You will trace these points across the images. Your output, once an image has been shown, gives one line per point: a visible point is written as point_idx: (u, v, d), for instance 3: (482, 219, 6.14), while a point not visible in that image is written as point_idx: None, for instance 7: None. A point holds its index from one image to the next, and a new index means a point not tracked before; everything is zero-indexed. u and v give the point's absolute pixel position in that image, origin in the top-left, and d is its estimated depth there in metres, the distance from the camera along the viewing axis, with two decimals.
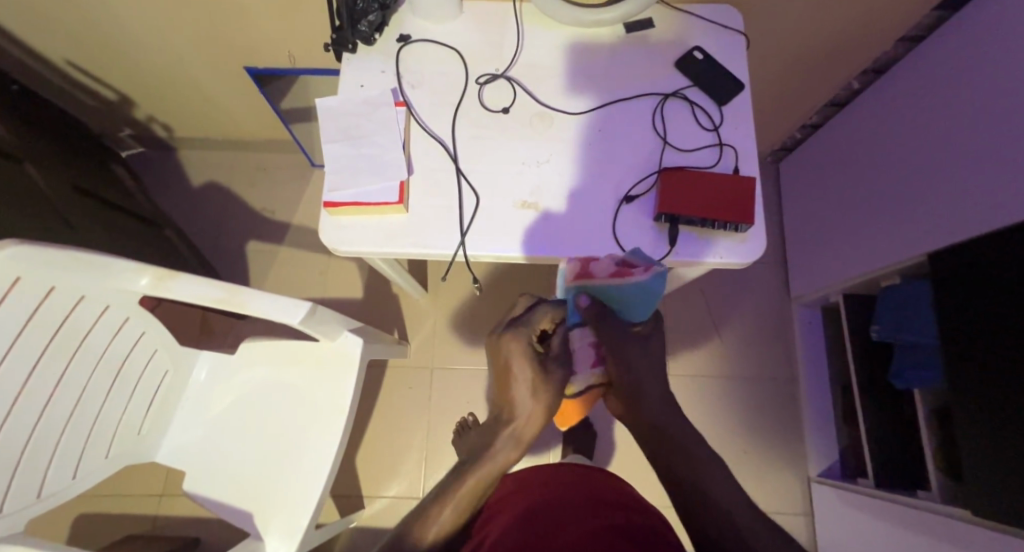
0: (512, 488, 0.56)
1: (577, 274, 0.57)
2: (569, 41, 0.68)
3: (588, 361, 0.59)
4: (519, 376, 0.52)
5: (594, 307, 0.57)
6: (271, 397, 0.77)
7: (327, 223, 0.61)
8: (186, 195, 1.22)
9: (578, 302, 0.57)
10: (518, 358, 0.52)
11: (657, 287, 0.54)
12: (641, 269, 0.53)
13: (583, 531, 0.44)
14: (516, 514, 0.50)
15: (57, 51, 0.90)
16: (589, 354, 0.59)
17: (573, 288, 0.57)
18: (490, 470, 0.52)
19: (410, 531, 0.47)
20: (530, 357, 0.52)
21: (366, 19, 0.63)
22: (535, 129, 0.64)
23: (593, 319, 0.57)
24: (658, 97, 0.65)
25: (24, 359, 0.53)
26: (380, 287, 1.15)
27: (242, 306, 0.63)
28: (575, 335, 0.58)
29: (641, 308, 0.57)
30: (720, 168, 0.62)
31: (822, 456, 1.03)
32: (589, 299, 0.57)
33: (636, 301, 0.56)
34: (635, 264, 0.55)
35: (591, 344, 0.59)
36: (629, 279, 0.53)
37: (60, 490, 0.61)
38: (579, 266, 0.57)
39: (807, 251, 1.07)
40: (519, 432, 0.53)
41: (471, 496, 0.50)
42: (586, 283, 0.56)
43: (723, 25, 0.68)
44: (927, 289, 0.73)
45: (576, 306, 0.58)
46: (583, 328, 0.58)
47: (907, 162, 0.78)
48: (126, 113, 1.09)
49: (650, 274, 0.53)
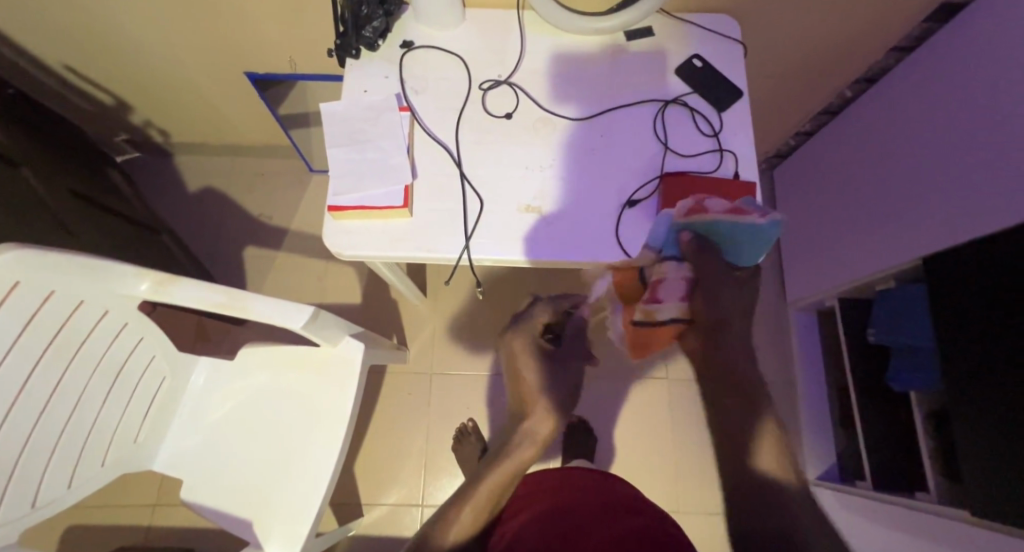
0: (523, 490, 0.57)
1: (690, 209, 0.56)
2: (571, 49, 0.69)
3: (675, 294, 0.58)
4: (525, 369, 0.59)
5: (697, 242, 0.57)
6: (271, 403, 0.76)
7: (330, 227, 0.61)
8: (182, 201, 1.21)
9: (681, 236, 0.57)
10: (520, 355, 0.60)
11: (772, 232, 0.55)
12: (761, 214, 0.55)
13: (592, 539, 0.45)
14: (523, 518, 0.51)
15: (55, 56, 0.89)
16: (682, 287, 0.57)
17: (681, 223, 0.56)
18: (507, 468, 0.52)
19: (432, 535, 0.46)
20: (532, 351, 0.60)
21: (370, 25, 0.64)
22: (538, 134, 0.65)
23: (694, 254, 0.57)
24: (659, 104, 0.66)
25: (20, 364, 0.52)
26: (379, 292, 1.14)
27: (243, 310, 0.62)
28: (668, 266, 0.58)
29: (749, 251, 0.58)
30: (720, 173, 0.63)
31: (820, 459, 1.03)
32: (694, 236, 0.57)
33: (743, 244, 0.57)
34: (748, 208, 0.56)
35: (684, 278, 0.57)
36: (747, 217, 0.55)
37: (56, 499, 0.59)
38: (690, 203, 0.56)
39: (802, 256, 1.08)
40: (535, 428, 0.54)
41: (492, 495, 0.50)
42: (697, 216, 0.56)
43: (721, 34, 0.70)
44: (920, 293, 0.74)
45: (676, 240, 0.58)
46: (682, 264, 0.58)
47: (900, 169, 0.79)
48: (123, 118, 1.08)
49: (769, 218, 0.54)
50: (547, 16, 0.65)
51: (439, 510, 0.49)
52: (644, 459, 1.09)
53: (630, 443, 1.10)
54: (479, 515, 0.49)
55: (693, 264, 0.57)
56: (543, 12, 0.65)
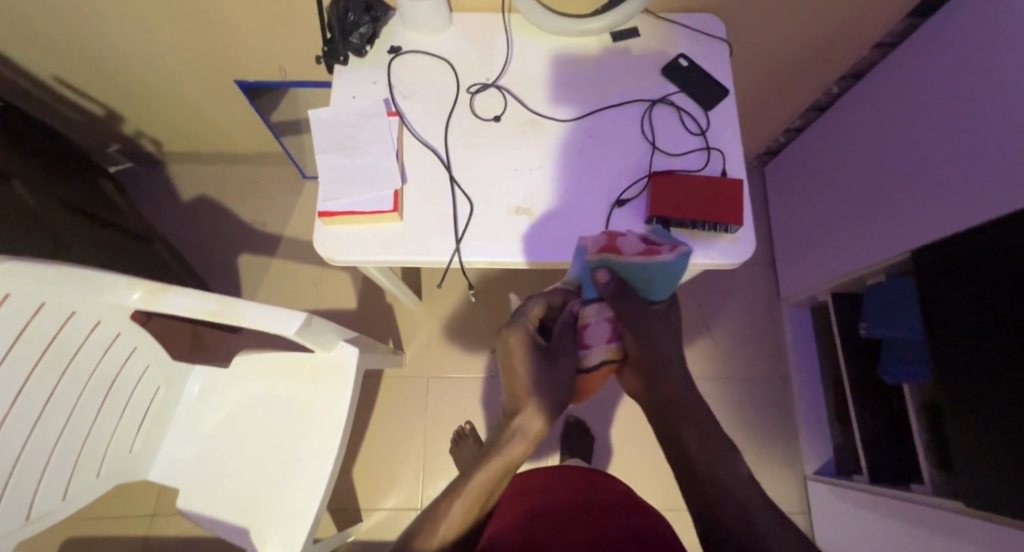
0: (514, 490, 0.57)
1: (602, 248, 0.53)
2: (558, 51, 0.69)
3: (603, 338, 0.58)
4: (519, 366, 0.54)
5: (614, 283, 0.55)
6: (267, 410, 0.76)
7: (322, 233, 0.61)
8: (175, 210, 1.21)
9: (598, 277, 0.54)
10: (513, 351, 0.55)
11: (682, 266, 0.53)
12: (670, 249, 0.52)
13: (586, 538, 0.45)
14: (515, 518, 0.51)
15: (45, 68, 0.89)
16: (606, 328, 0.58)
17: (595, 262, 0.54)
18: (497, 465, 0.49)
19: (418, 536, 0.46)
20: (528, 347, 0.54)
21: (357, 31, 0.64)
22: (527, 136, 0.66)
23: (612, 296, 0.55)
24: (646, 103, 0.67)
25: (12, 377, 0.53)
26: (374, 297, 1.14)
27: (236, 317, 0.63)
28: (592, 310, 0.57)
29: (662, 287, 0.56)
30: (708, 170, 0.64)
31: (817, 454, 1.03)
32: (612, 275, 0.55)
33: (657, 280, 0.55)
34: (660, 242, 0.54)
35: (607, 318, 0.57)
36: (657, 257, 0.53)
37: (51, 511, 0.59)
38: (605, 239, 0.54)
39: (795, 252, 1.09)
40: (526, 426, 0.51)
41: (481, 495, 0.48)
42: (611, 258, 0.53)
43: (706, 33, 0.70)
44: (910, 286, 0.75)
45: (594, 282, 0.55)
46: (601, 303, 0.57)
47: (887, 163, 0.80)
48: (115, 129, 1.08)
49: (677, 254, 0.52)
50: (533, 18, 0.66)
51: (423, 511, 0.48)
52: (642, 457, 1.09)
53: (628, 442, 1.10)
54: (467, 515, 0.47)
55: (613, 306, 0.56)
56: (529, 15, 0.65)
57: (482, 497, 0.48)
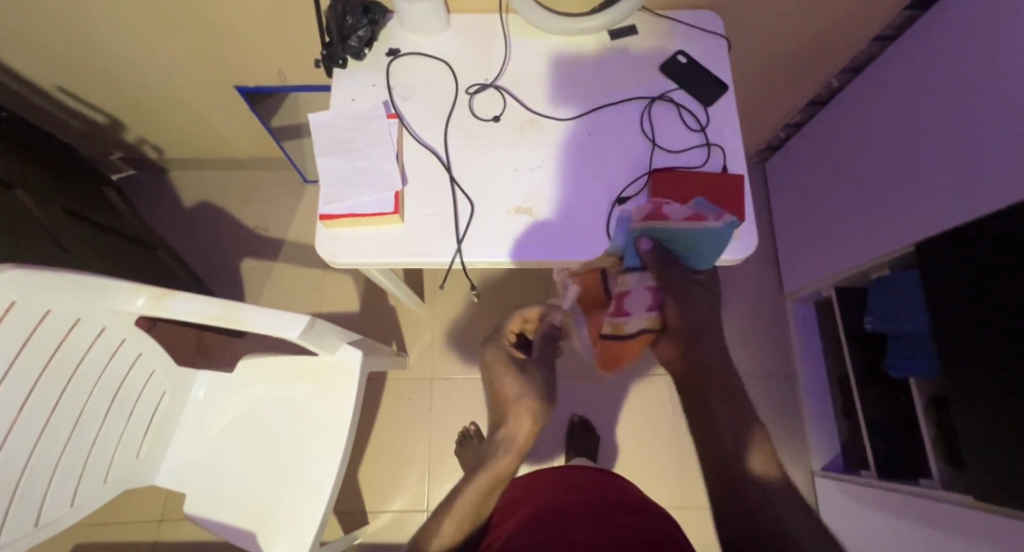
0: (519, 491, 0.57)
1: (646, 215, 0.57)
2: (555, 51, 0.69)
3: (642, 306, 0.64)
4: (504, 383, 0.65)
5: (656, 249, 0.60)
6: (271, 414, 0.76)
7: (323, 236, 0.61)
8: (178, 216, 1.22)
9: (640, 244, 0.59)
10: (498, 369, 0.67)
11: (727, 235, 0.56)
12: (715, 217, 0.55)
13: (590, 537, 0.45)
14: (521, 518, 0.51)
15: (47, 76, 0.90)
16: (647, 298, 0.63)
17: (639, 230, 0.58)
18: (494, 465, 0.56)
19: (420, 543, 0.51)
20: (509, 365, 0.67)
21: (356, 34, 0.65)
22: (526, 136, 0.66)
23: (654, 263, 0.60)
24: (645, 101, 0.67)
25: (20, 384, 0.53)
26: (376, 299, 1.14)
27: (240, 322, 0.63)
28: (632, 279, 0.62)
29: (704, 256, 0.59)
30: (709, 167, 0.63)
31: (823, 450, 1.03)
32: (651, 242, 0.59)
33: (700, 247, 0.58)
34: (705, 210, 0.57)
35: (649, 286, 0.62)
36: (702, 223, 0.56)
37: (59, 517, 0.60)
38: (650, 208, 0.57)
39: (798, 248, 1.09)
40: (515, 431, 0.60)
41: (482, 490, 0.54)
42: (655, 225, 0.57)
43: (704, 29, 0.70)
44: (915, 279, 0.74)
45: (636, 250, 0.60)
46: (642, 272, 0.62)
47: (889, 156, 0.80)
48: (117, 136, 1.09)
49: (723, 222, 0.55)
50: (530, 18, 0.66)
51: (430, 515, 0.53)
52: (647, 455, 1.09)
53: (633, 440, 1.10)
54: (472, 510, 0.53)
55: (654, 275, 0.61)
56: (526, 15, 0.66)
57: (484, 494, 0.54)
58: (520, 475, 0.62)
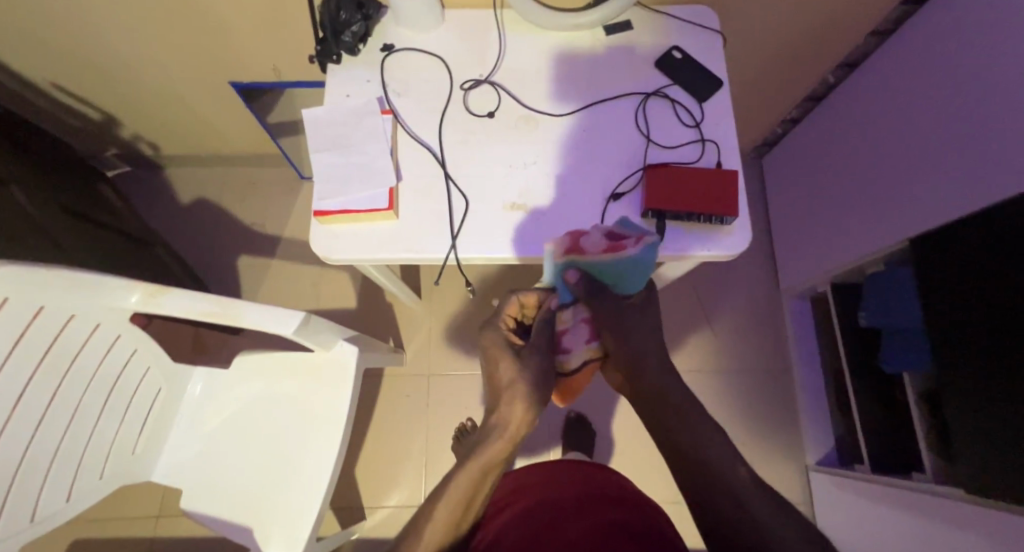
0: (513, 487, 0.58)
1: (566, 249, 0.56)
2: (550, 46, 0.69)
3: (582, 339, 0.59)
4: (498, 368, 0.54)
5: (585, 283, 0.56)
6: (267, 410, 0.77)
7: (318, 232, 0.61)
8: (174, 213, 1.21)
9: (567, 278, 0.56)
10: (493, 353, 0.56)
11: (648, 258, 0.53)
12: (634, 242, 0.53)
13: (585, 532, 0.46)
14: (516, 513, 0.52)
15: (40, 73, 0.90)
16: (584, 331, 0.59)
17: (563, 263, 0.56)
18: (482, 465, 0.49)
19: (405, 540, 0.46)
20: (502, 347, 0.55)
21: (349, 29, 0.64)
22: (521, 132, 0.65)
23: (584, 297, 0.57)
24: (640, 96, 0.67)
25: (16, 379, 0.53)
26: (373, 296, 1.15)
27: (236, 318, 0.63)
28: (567, 315, 0.58)
29: (632, 282, 0.56)
30: (704, 162, 0.63)
31: (818, 445, 1.03)
32: (578, 275, 0.56)
33: (629, 275, 0.55)
34: (625, 237, 0.54)
35: (584, 320, 0.58)
36: (622, 253, 0.53)
37: (55, 513, 0.60)
38: (569, 241, 0.56)
39: (794, 244, 1.09)
40: (505, 422, 0.51)
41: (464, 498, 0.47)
42: (575, 258, 0.55)
43: (700, 25, 0.70)
44: (907, 276, 0.74)
45: (564, 283, 0.57)
46: (575, 306, 0.58)
47: (885, 151, 0.79)
48: (112, 133, 1.08)
49: (642, 245, 0.52)
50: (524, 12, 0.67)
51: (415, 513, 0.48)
52: (644, 451, 1.09)
53: (630, 436, 1.10)
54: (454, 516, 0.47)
55: (586, 306, 0.57)
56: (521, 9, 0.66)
57: (469, 494, 0.48)
58: (515, 470, 0.62)
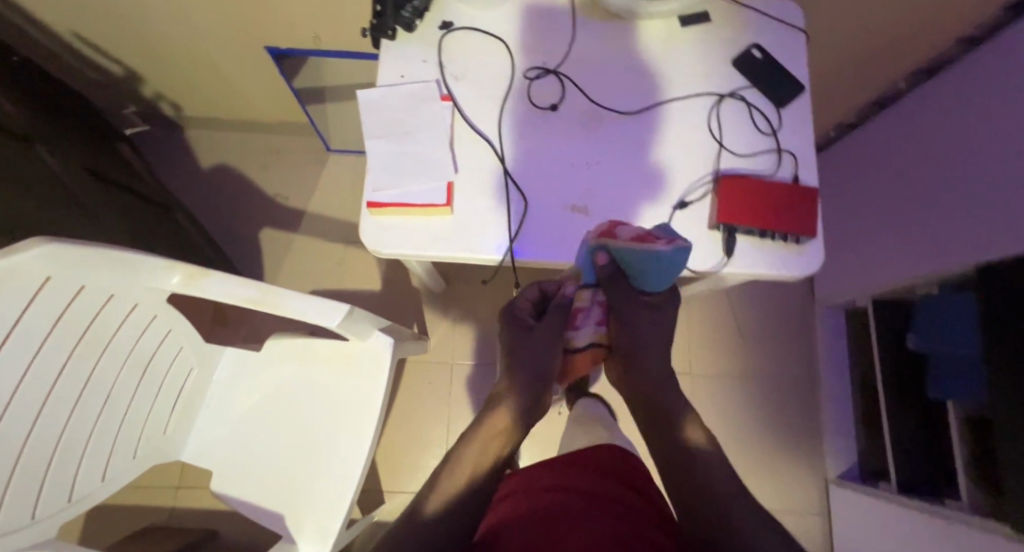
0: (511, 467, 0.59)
1: (600, 233, 0.54)
2: (621, 36, 0.64)
3: (593, 320, 0.64)
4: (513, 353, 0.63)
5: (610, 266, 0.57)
6: (299, 396, 0.75)
7: (368, 223, 0.58)
8: (194, 178, 1.17)
9: (595, 260, 0.56)
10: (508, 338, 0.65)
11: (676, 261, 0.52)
12: (666, 241, 0.52)
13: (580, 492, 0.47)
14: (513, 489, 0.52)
15: (62, 23, 0.84)
16: (597, 313, 0.64)
17: (594, 246, 0.54)
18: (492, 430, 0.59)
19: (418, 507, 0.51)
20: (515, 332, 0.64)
21: (410, 4, 0.60)
22: (586, 129, 0.62)
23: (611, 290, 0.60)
24: (714, 97, 0.62)
25: (53, 361, 0.51)
26: (398, 279, 1.12)
27: (277, 306, 0.61)
28: (586, 296, 0.61)
29: (653, 277, 0.57)
30: (778, 176, 0.60)
31: (839, 458, 1.03)
32: (607, 258, 0.56)
33: (651, 269, 0.55)
34: (658, 236, 0.53)
35: (600, 302, 0.62)
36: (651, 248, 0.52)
37: (91, 492, 0.59)
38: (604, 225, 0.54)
39: (837, 253, 1.06)
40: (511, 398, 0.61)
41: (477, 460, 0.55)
42: (607, 243, 0.53)
43: (783, 22, 0.65)
44: (956, 304, 0.73)
45: (591, 263, 0.57)
46: (595, 288, 0.61)
47: (944, 170, 0.76)
48: (133, 90, 1.03)
49: (674, 247, 0.51)
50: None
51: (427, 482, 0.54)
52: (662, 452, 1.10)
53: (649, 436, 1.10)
54: (465, 482, 0.53)
55: (605, 290, 0.61)
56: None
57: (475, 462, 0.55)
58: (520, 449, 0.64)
